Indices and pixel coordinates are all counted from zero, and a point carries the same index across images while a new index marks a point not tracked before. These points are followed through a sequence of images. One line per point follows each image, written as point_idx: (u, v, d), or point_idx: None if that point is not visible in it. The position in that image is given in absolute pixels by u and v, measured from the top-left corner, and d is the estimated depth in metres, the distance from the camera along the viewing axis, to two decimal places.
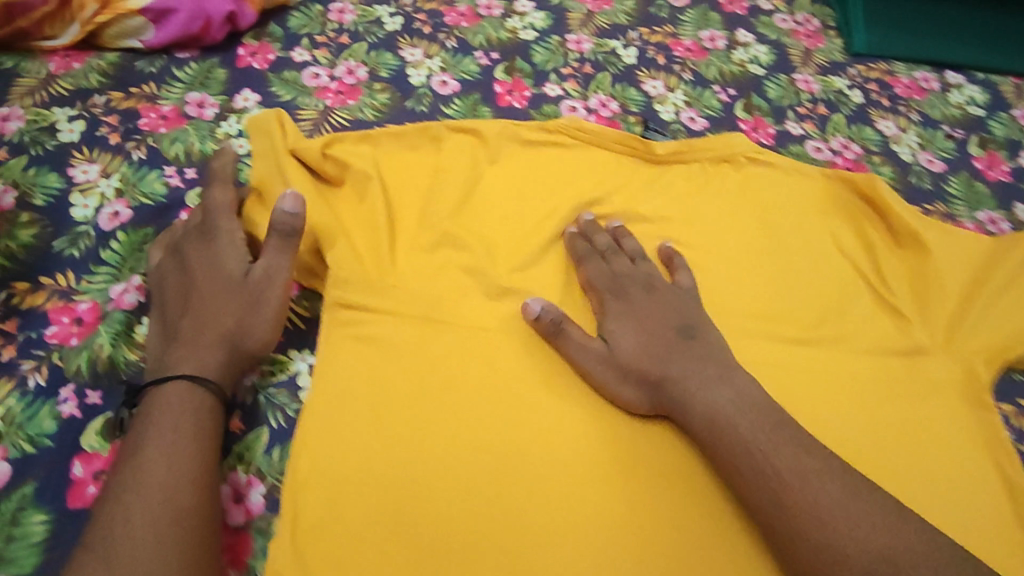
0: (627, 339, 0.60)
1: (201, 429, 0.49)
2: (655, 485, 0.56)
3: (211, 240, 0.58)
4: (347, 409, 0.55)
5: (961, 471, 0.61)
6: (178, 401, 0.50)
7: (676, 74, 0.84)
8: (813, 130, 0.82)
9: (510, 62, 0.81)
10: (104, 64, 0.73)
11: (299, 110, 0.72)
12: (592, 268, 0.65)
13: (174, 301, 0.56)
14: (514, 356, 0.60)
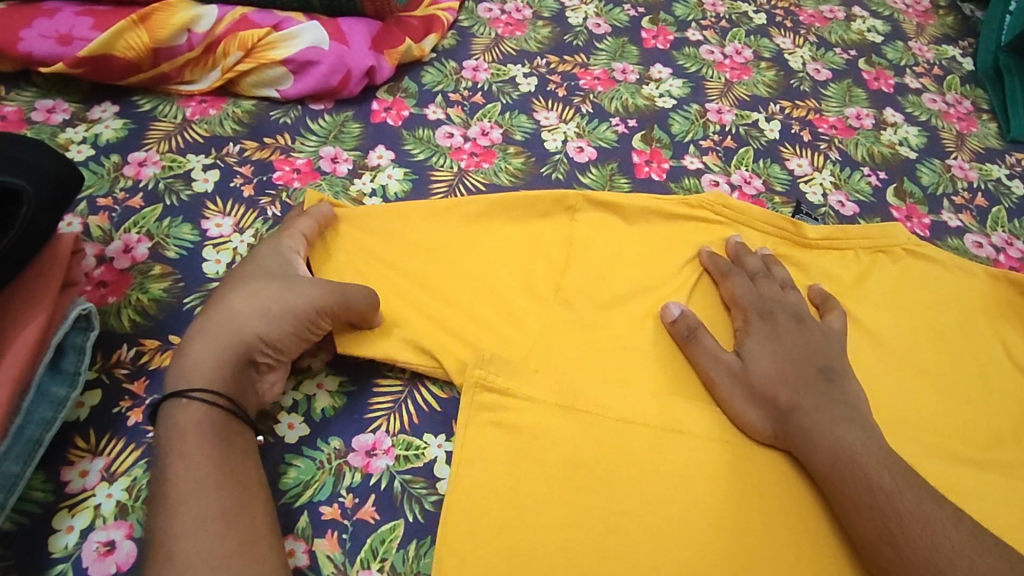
0: (761, 361, 0.56)
1: (202, 439, 0.45)
2: None
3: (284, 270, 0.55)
4: (484, 499, 0.51)
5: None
6: (191, 414, 0.46)
7: (822, 152, 0.79)
8: (972, 222, 0.75)
9: (647, 130, 0.77)
10: (240, 113, 0.71)
11: (433, 171, 0.70)
12: (736, 285, 0.62)
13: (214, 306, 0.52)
14: (666, 455, 0.53)
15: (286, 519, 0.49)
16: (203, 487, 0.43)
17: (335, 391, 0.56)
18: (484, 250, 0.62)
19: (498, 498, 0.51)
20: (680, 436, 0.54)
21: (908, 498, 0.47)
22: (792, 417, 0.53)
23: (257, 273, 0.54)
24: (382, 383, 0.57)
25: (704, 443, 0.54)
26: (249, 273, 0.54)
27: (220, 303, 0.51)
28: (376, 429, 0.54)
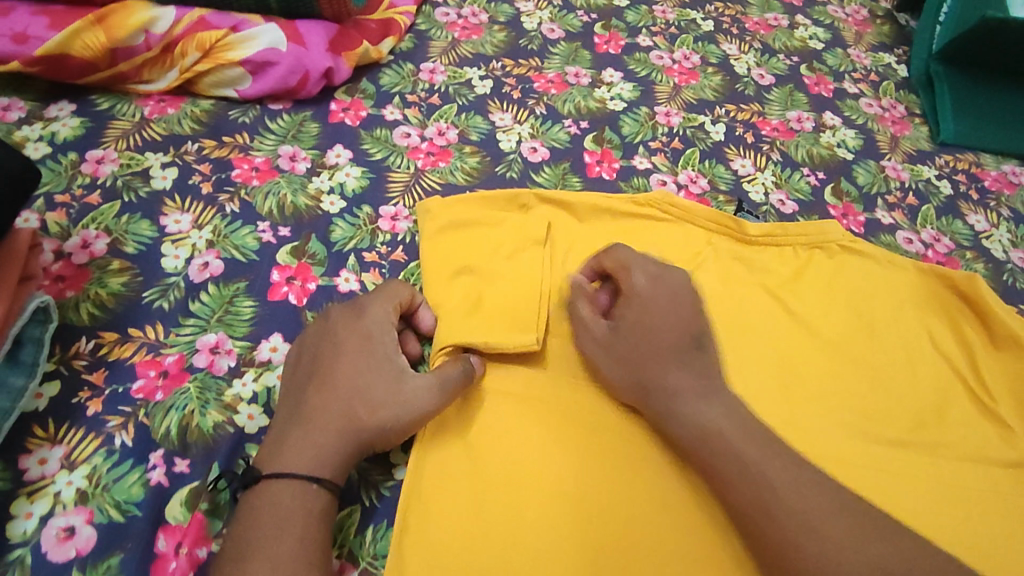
0: (615, 336, 0.57)
1: (304, 528, 0.45)
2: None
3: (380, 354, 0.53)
4: (448, 473, 0.54)
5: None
6: (297, 496, 0.46)
7: (765, 154, 0.83)
8: (903, 220, 0.80)
9: (599, 132, 0.80)
10: (199, 112, 0.72)
11: (390, 171, 0.71)
12: (615, 257, 0.62)
13: (343, 402, 0.50)
14: (610, 438, 0.56)
15: None
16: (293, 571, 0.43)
17: None
18: (442, 245, 0.65)
19: (450, 482, 0.53)
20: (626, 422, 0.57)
21: (829, 480, 0.50)
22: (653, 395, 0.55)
23: (368, 362, 0.52)
24: None
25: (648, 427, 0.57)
26: (363, 359, 0.52)
27: (341, 398, 0.50)
28: None
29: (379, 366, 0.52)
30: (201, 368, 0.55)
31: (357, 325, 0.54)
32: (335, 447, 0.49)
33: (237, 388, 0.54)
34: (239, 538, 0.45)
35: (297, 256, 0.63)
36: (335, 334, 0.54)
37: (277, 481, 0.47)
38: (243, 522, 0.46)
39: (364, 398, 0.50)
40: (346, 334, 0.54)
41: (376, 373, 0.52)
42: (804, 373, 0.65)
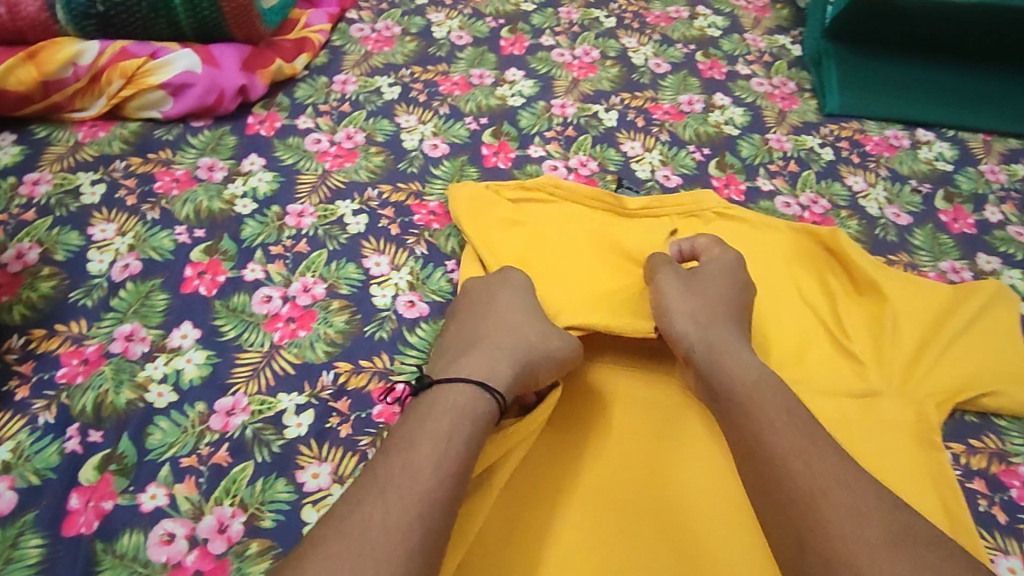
0: (708, 324, 0.63)
1: (467, 418, 0.52)
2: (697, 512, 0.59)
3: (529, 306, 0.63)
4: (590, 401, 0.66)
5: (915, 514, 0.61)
6: (465, 405, 0.52)
7: (653, 135, 0.90)
8: (783, 185, 0.86)
9: (497, 126, 0.88)
10: (127, 133, 0.80)
11: (299, 174, 0.79)
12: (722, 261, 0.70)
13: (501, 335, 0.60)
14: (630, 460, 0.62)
15: (149, 471, 0.56)
16: (444, 467, 0.48)
17: (202, 363, 0.63)
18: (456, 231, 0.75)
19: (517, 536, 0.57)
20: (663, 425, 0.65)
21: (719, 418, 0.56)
22: (722, 375, 0.59)
23: (520, 311, 0.63)
24: (244, 352, 0.64)
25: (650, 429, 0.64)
26: (507, 310, 0.62)
27: (492, 332, 0.60)
28: (235, 392, 0.61)
29: (529, 314, 0.62)
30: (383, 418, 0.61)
31: (509, 290, 0.65)
32: (504, 361, 0.57)
33: (150, 370, 0.62)
34: (401, 431, 0.51)
35: (209, 253, 0.71)
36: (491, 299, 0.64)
37: (460, 383, 0.54)
38: (409, 418, 0.52)
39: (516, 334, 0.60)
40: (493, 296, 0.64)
41: (523, 318, 0.62)
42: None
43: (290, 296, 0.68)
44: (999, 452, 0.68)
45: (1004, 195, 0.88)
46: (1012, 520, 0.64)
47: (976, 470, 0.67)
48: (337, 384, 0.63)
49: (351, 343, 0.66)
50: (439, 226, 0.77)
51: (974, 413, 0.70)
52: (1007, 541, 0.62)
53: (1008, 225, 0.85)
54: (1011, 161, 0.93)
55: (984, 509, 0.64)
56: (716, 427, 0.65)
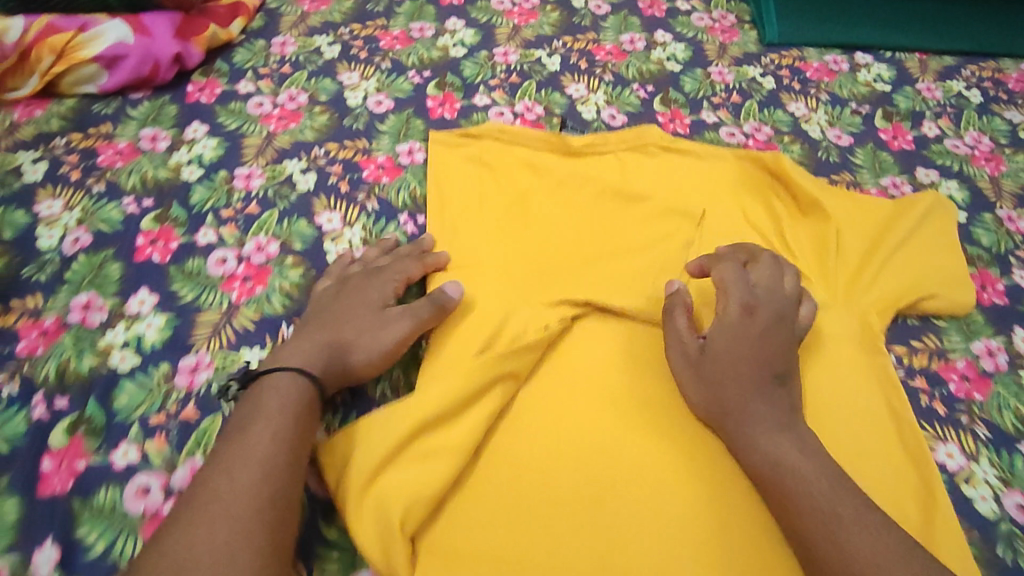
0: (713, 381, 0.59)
1: (300, 399, 0.54)
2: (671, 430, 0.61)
3: (378, 271, 0.66)
4: (584, 333, 0.67)
5: (870, 441, 0.63)
6: (284, 392, 0.54)
7: (597, 76, 0.90)
8: (727, 117, 0.88)
9: (440, 78, 0.88)
10: (65, 110, 0.79)
11: (244, 138, 0.79)
12: (726, 270, 0.64)
13: (337, 313, 0.62)
14: (641, 397, 0.63)
15: (118, 432, 0.57)
16: (265, 461, 0.49)
17: (162, 326, 0.64)
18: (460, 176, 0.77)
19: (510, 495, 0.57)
20: (651, 353, 0.66)
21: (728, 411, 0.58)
22: (726, 396, 0.58)
23: (365, 288, 0.64)
24: (202, 314, 0.65)
25: (654, 371, 0.65)
26: (360, 289, 0.64)
27: (324, 327, 0.61)
28: (197, 351, 0.63)
29: (371, 292, 0.64)
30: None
31: (367, 269, 0.67)
32: (317, 345, 0.59)
33: (111, 337, 0.63)
34: (229, 424, 0.53)
35: (159, 221, 0.71)
36: (343, 274, 0.67)
37: (273, 372, 0.55)
38: (235, 412, 0.53)
39: (345, 318, 0.62)
40: (344, 274, 0.67)
41: (361, 309, 0.62)
42: (615, 251, 0.73)
43: (245, 256, 0.69)
44: (938, 349, 0.69)
45: (939, 111, 0.91)
46: (950, 411, 0.65)
47: (918, 368, 0.68)
48: None
49: (308, 299, 0.67)
50: (389, 180, 0.76)
51: (915, 316, 0.72)
52: (944, 429, 0.64)
53: (945, 139, 0.88)
54: (946, 78, 0.95)
55: (924, 403, 0.65)
56: None
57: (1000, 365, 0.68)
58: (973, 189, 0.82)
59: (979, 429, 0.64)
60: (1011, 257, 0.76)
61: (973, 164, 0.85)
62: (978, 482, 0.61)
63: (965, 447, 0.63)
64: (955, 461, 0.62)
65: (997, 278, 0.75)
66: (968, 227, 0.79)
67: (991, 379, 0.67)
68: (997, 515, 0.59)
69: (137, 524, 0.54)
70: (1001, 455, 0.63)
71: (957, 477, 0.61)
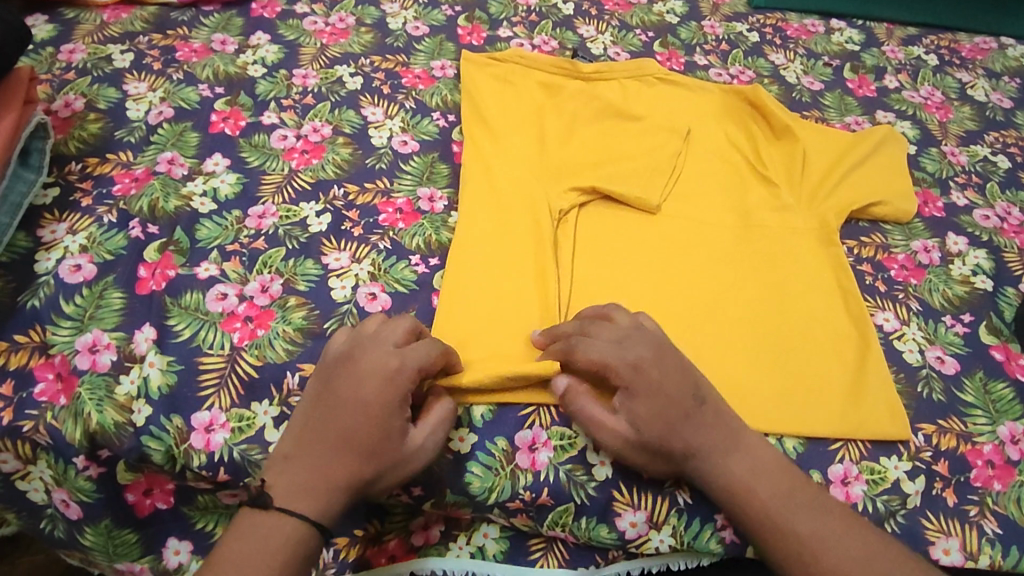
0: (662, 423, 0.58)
1: (299, 549, 0.53)
2: (651, 287, 0.74)
3: (395, 385, 0.56)
4: (586, 214, 0.80)
5: (821, 316, 0.74)
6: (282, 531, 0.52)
7: (605, 21, 1.04)
8: (716, 61, 1.01)
9: (470, 13, 1.01)
10: (147, 15, 0.92)
11: (301, 47, 0.91)
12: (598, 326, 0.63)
13: (345, 439, 0.55)
14: (632, 262, 0.76)
15: (201, 254, 0.69)
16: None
17: (233, 182, 0.75)
18: (486, 89, 0.89)
19: (516, 318, 0.69)
20: (643, 230, 0.79)
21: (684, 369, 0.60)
22: (676, 447, 0.58)
23: (368, 402, 0.55)
24: (267, 175, 0.76)
25: (645, 245, 0.77)
26: (355, 407, 0.55)
27: (327, 446, 0.55)
28: (265, 202, 0.74)
29: (383, 409, 0.55)
30: (426, 211, 0.77)
31: (374, 360, 0.57)
32: (329, 488, 0.54)
33: (191, 187, 0.74)
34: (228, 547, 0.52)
35: (230, 104, 0.83)
36: (347, 359, 0.58)
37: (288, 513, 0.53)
38: (236, 532, 0.53)
39: (355, 448, 0.54)
40: (350, 363, 0.57)
41: (375, 434, 0.55)
42: (614, 152, 0.85)
43: (303, 135, 0.81)
44: (883, 244, 0.82)
45: (900, 68, 1.05)
46: (890, 289, 0.77)
47: (865, 257, 0.80)
48: (347, 198, 0.76)
49: (355, 170, 0.79)
50: (424, 87, 0.89)
51: (866, 221, 0.85)
52: (883, 301, 0.76)
53: (903, 90, 1.02)
54: (908, 43, 1.09)
55: (868, 282, 0.78)
56: (682, 231, 0.79)
57: (934, 259, 0.81)
58: (923, 129, 0.96)
59: (912, 304, 0.76)
60: (950, 181, 0.90)
61: (925, 110, 0.99)
62: (906, 339, 0.73)
63: (899, 315, 0.75)
64: (890, 325, 0.74)
65: (937, 197, 0.88)
66: (917, 157, 0.92)
67: (926, 270, 0.80)
68: (922, 364, 0.71)
69: (217, 319, 0.65)
70: (928, 323, 0.75)
71: (891, 336, 0.73)
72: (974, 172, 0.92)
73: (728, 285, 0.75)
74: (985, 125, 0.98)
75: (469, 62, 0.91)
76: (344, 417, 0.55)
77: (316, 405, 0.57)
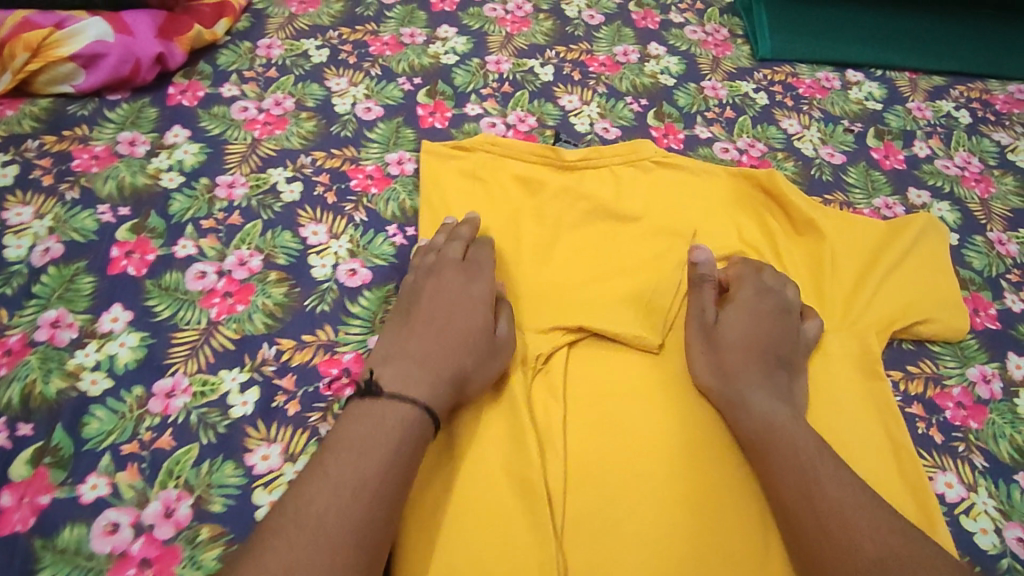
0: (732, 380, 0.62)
1: (413, 428, 0.52)
2: (660, 466, 0.60)
3: (470, 284, 0.64)
4: (576, 363, 0.65)
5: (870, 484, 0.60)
6: (388, 411, 0.52)
7: (590, 88, 0.89)
8: (720, 132, 0.87)
9: (431, 86, 0.85)
10: (38, 110, 0.75)
11: (227, 144, 0.76)
12: (742, 269, 0.70)
13: (421, 328, 0.60)
14: (631, 426, 0.61)
15: (87, 462, 0.54)
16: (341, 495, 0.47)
17: (135, 346, 0.60)
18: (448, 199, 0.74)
19: (497, 524, 0.56)
20: (650, 382, 0.64)
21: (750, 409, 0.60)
22: (735, 362, 0.62)
23: (451, 291, 0.63)
24: (179, 332, 0.61)
25: (650, 404, 0.63)
26: (444, 301, 0.62)
27: (421, 339, 0.59)
28: (174, 373, 0.59)
29: (456, 299, 0.62)
30: None
31: (453, 269, 0.64)
32: (429, 368, 0.56)
33: (81, 357, 0.59)
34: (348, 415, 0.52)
35: (136, 231, 0.67)
36: (428, 268, 0.65)
37: (393, 400, 0.53)
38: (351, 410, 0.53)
39: (443, 334, 0.59)
40: (430, 270, 0.65)
41: (462, 317, 0.61)
42: (608, 271, 0.71)
43: (226, 270, 0.66)
44: (934, 375, 0.68)
45: (930, 131, 0.90)
46: (947, 439, 0.64)
47: (914, 394, 0.66)
48: (280, 360, 0.61)
49: (292, 317, 0.64)
50: (377, 191, 0.74)
51: (911, 341, 0.70)
52: (943, 458, 0.63)
53: (936, 159, 0.87)
54: (936, 97, 0.94)
55: (922, 430, 0.64)
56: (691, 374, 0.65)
57: (995, 392, 0.67)
58: (965, 211, 0.82)
59: (976, 458, 0.63)
60: (1002, 280, 0.76)
61: (963, 184, 0.85)
62: (977, 514, 0.60)
63: (963, 477, 0.62)
64: (954, 492, 0.61)
65: (989, 303, 0.74)
66: (961, 250, 0.78)
67: (987, 406, 0.66)
68: (999, 550, 0.58)
69: (104, 565, 0.50)
70: (1000, 486, 0.61)
71: (957, 510, 0.60)
72: None
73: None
74: None
75: (428, 159, 0.76)
76: (424, 316, 0.61)
77: (394, 313, 0.63)
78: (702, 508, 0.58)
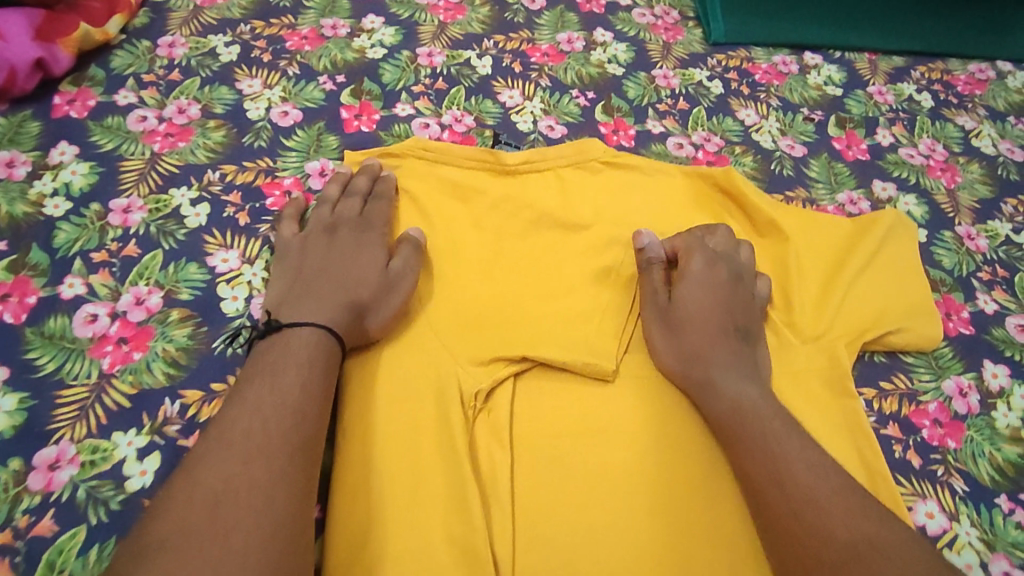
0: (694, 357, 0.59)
1: (320, 351, 0.53)
2: (620, 513, 0.54)
3: (365, 232, 0.63)
4: (523, 400, 0.59)
5: None
6: (294, 352, 0.53)
7: (533, 81, 0.82)
8: (674, 126, 0.81)
9: (356, 85, 0.77)
10: None
11: (123, 160, 0.67)
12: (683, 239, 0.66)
13: (320, 274, 0.59)
14: (587, 471, 0.56)
15: None
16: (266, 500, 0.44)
17: (13, 410, 0.53)
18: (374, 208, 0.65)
19: None
20: (606, 415, 0.58)
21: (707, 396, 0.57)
22: (697, 341, 0.59)
23: (349, 239, 0.62)
24: (66, 390, 0.54)
25: (607, 443, 0.57)
26: (339, 249, 0.61)
27: (321, 285, 0.58)
28: (59, 440, 0.52)
29: (354, 245, 0.62)
30: None
31: (350, 220, 0.64)
32: (333, 304, 0.56)
33: None
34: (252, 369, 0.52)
35: (14, 270, 0.59)
36: (325, 223, 0.63)
37: (295, 327, 0.54)
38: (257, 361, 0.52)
39: (345, 276, 0.59)
40: (330, 224, 0.63)
41: (358, 259, 0.60)
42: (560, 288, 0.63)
43: (120, 312, 0.58)
44: (909, 391, 0.64)
45: (893, 117, 0.85)
46: (925, 462, 0.60)
47: (889, 414, 0.63)
48: (185, 417, 0.54)
49: (198, 363, 0.57)
50: None
51: (883, 353, 0.66)
52: (922, 485, 0.59)
53: (899, 148, 0.82)
54: (896, 80, 0.90)
55: (898, 455, 0.60)
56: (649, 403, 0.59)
57: (972, 406, 0.64)
58: (931, 204, 0.77)
59: (956, 483, 0.60)
60: (973, 279, 0.72)
61: (929, 174, 0.80)
62: (961, 546, 0.57)
63: (944, 505, 0.59)
64: (936, 523, 0.57)
65: (962, 305, 0.70)
66: (929, 247, 0.74)
67: (964, 423, 0.63)
68: None
69: None
70: (982, 513, 0.58)
71: (940, 542, 0.56)
72: (998, 261, 0.74)
73: (721, 498, 0.56)
74: (1000, 189, 0.80)
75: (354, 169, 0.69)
76: (325, 261, 0.60)
77: (289, 261, 0.61)
78: (666, 553, 0.53)
